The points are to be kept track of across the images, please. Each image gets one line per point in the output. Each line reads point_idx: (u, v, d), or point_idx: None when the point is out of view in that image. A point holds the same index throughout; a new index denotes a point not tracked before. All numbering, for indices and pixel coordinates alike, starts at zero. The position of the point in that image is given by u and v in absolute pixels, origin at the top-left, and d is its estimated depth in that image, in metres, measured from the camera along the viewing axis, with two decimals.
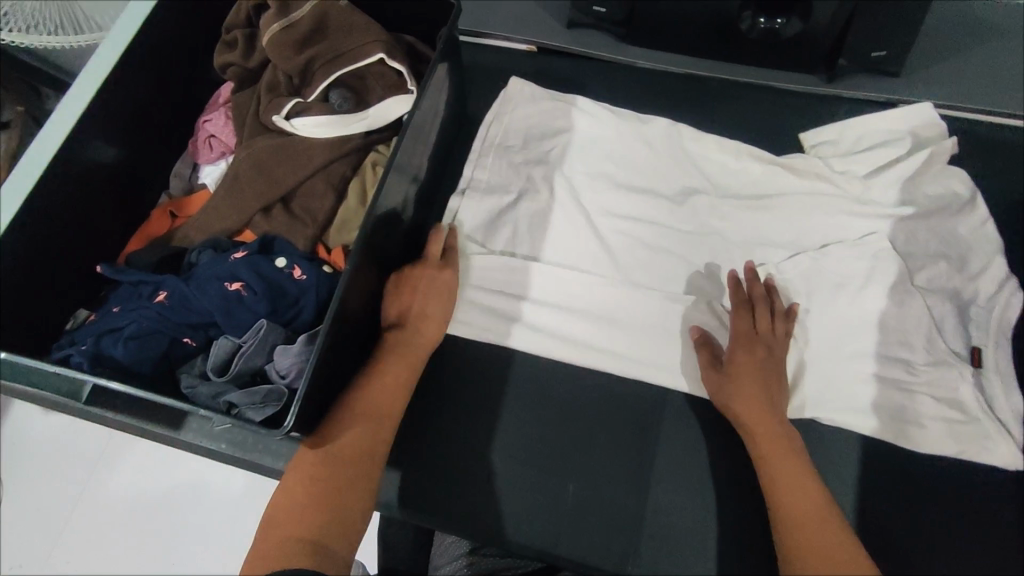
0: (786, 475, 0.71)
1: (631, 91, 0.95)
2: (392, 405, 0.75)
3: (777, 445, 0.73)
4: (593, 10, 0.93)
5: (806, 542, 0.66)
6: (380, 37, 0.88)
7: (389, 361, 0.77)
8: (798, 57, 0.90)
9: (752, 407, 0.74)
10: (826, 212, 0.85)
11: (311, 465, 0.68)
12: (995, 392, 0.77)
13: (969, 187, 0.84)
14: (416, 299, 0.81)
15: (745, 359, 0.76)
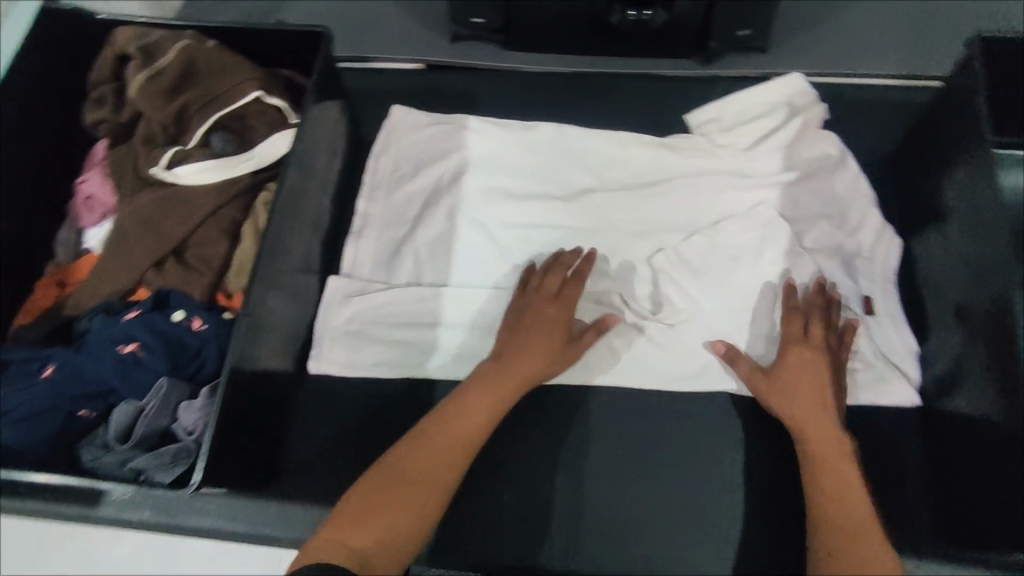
0: (821, 474, 0.69)
1: (518, 99, 1.00)
2: (439, 466, 0.69)
3: (820, 450, 0.71)
4: (472, 21, 0.98)
5: (832, 528, 0.65)
6: (256, 73, 0.77)
7: (481, 393, 0.74)
8: (666, 46, 0.97)
9: (798, 410, 0.72)
10: (713, 189, 0.87)
11: (377, 490, 0.67)
12: (887, 336, 0.79)
13: (837, 147, 0.87)
14: (512, 338, 0.77)
15: (798, 362, 0.74)
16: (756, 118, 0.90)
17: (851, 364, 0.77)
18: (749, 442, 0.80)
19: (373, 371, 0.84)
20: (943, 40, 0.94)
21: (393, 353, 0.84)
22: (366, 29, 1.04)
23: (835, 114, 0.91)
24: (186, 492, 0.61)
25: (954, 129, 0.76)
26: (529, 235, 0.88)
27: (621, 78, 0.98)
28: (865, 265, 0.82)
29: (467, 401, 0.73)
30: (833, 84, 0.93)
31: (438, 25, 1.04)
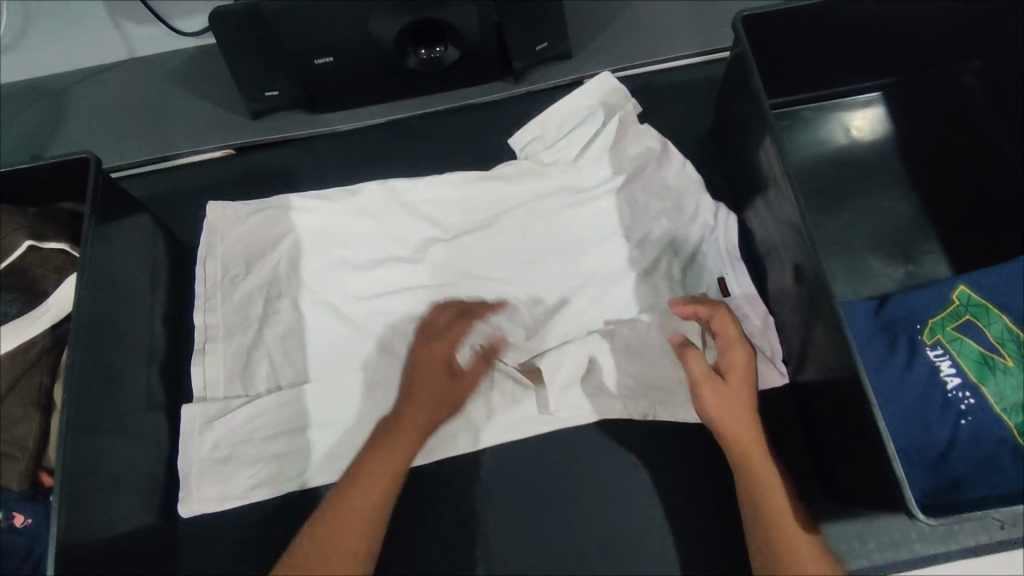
0: (754, 454, 0.67)
1: (334, 164, 0.94)
2: (360, 503, 0.66)
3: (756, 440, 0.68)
4: (266, 95, 0.91)
5: (770, 504, 0.66)
6: (25, 221, 0.70)
7: (408, 411, 0.69)
8: (473, 75, 0.93)
9: (733, 382, 0.69)
10: (552, 211, 0.85)
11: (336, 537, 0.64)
12: (745, 313, 0.79)
13: (659, 139, 0.87)
14: (406, 387, 0.70)
15: (741, 365, 0.69)
16: (578, 125, 0.87)
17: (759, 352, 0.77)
18: (647, 456, 0.80)
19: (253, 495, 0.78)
20: (734, 6, 0.95)
21: (265, 472, 0.78)
22: (161, 123, 0.96)
23: (646, 108, 0.93)
24: None
25: (744, 100, 0.78)
26: (379, 306, 0.83)
27: (438, 116, 0.95)
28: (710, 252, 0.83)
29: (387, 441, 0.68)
30: (640, 76, 0.94)
31: (235, 103, 0.96)
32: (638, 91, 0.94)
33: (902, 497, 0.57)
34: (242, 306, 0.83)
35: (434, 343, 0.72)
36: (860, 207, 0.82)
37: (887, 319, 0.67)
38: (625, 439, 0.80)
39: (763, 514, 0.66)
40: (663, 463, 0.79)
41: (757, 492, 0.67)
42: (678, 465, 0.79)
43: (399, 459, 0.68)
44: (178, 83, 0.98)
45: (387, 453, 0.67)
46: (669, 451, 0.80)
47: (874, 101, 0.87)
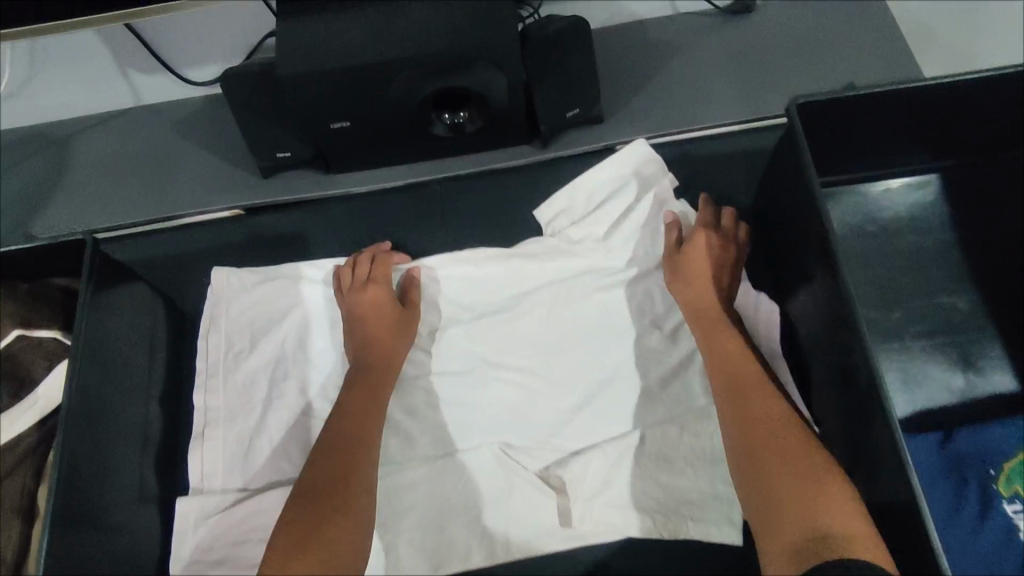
0: (746, 387, 0.66)
1: (349, 230, 0.89)
2: (332, 479, 0.64)
3: (748, 364, 0.68)
4: (278, 155, 0.86)
5: (766, 444, 0.62)
6: (14, 306, 0.66)
7: (348, 403, 0.70)
8: (498, 140, 0.88)
9: (706, 298, 0.73)
10: (579, 295, 0.79)
11: (318, 485, 0.63)
12: None
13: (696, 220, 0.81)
14: (353, 339, 0.75)
15: (709, 252, 0.75)
16: (609, 199, 0.81)
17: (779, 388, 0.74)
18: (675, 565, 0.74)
19: None
20: (777, 72, 0.89)
21: None
22: (167, 179, 0.91)
23: (681, 181, 0.88)
24: None
25: (795, 187, 0.72)
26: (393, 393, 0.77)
27: (460, 181, 0.90)
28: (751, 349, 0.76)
29: (345, 404, 0.70)
30: (676, 145, 0.89)
31: (246, 159, 0.91)
32: (673, 162, 0.88)
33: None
34: (247, 387, 0.78)
35: (363, 293, 0.76)
36: (916, 302, 0.75)
37: (954, 456, 0.70)
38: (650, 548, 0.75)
39: (758, 432, 0.63)
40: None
41: (749, 419, 0.64)
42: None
43: (362, 430, 0.68)
44: (187, 135, 0.93)
45: (343, 429, 0.68)
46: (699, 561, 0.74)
47: (929, 183, 0.79)
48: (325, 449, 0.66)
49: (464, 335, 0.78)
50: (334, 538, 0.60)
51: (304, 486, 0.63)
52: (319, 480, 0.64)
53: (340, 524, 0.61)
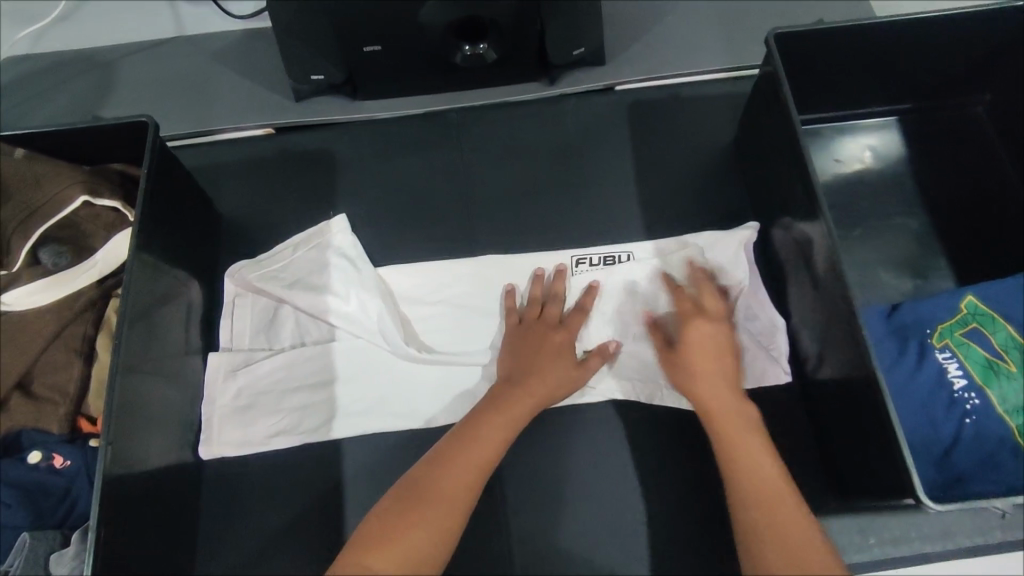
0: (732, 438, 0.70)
1: (369, 150, 0.98)
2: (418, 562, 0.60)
3: (745, 436, 0.70)
4: (312, 78, 0.95)
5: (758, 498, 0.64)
6: (80, 176, 0.71)
7: (446, 479, 0.65)
8: (511, 74, 0.97)
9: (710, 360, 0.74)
10: (578, 217, 0.92)
11: (415, 511, 0.62)
12: (757, 314, 0.82)
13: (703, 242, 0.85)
14: (489, 400, 0.73)
15: (704, 331, 0.76)
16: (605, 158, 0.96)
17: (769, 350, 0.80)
18: (665, 442, 0.81)
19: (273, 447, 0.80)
20: (759, 27, 1.00)
21: (284, 422, 0.81)
22: (204, 101, 0.99)
23: (673, 118, 0.97)
24: None
25: (770, 115, 0.81)
26: (405, 281, 0.87)
27: (473, 111, 0.99)
28: (726, 249, 0.84)
29: (472, 436, 0.69)
30: (668, 87, 0.98)
31: (279, 85, 1.00)
32: (666, 102, 0.98)
33: (910, 484, 0.61)
34: (283, 264, 0.87)
35: (546, 377, 0.75)
36: (876, 223, 0.86)
37: (899, 324, 0.73)
38: (640, 425, 0.82)
39: (743, 483, 0.66)
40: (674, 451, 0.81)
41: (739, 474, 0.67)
42: (690, 454, 0.81)
43: (469, 496, 0.65)
44: (223, 61, 1.02)
45: (447, 487, 0.65)
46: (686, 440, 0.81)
47: (890, 126, 0.91)
48: (426, 480, 0.65)
49: (474, 258, 0.89)
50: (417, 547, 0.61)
51: (389, 543, 0.60)
52: (393, 520, 0.62)
53: (433, 524, 0.62)
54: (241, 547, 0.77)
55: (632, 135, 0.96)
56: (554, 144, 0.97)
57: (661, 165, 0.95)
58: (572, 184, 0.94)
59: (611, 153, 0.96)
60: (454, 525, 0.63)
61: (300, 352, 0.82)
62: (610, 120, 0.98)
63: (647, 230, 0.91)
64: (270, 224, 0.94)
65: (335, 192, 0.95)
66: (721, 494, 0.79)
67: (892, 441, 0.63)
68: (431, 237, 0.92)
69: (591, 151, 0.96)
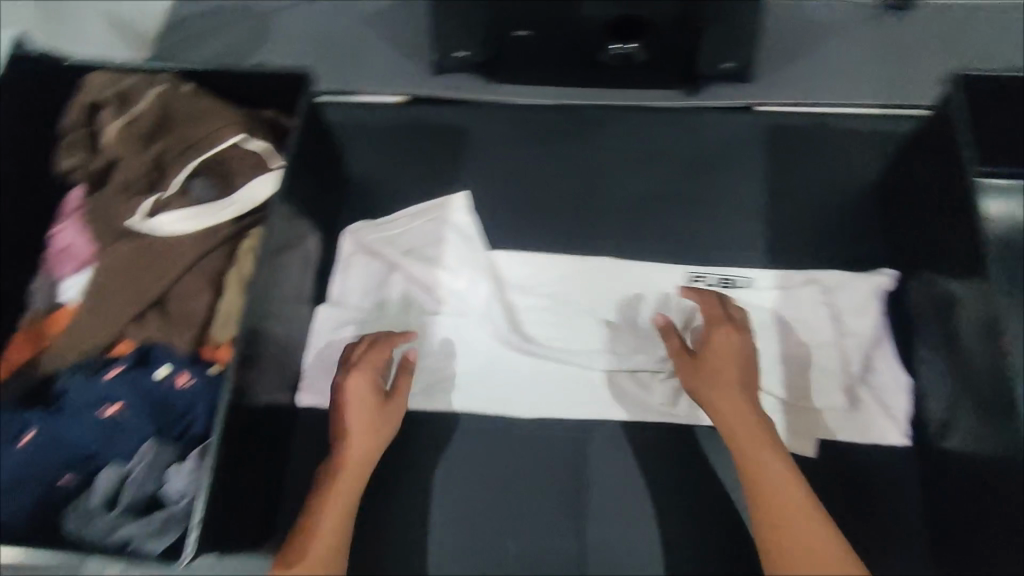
0: (751, 445, 0.68)
1: (498, 133, 0.98)
2: (335, 537, 0.67)
3: (755, 448, 0.67)
4: (455, 54, 0.95)
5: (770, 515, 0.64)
6: (236, 117, 0.75)
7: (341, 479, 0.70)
8: (653, 79, 0.96)
9: (708, 378, 0.72)
10: (698, 233, 0.90)
11: (338, 503, 0.69)
12: (877, 366, 0.79)
13: (829, 281, 0.82)
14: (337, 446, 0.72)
15: (722, 339, 0.73)
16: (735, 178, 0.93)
17: (886, 408, 0.77)
18: None
19: None
20: (919, 69, 0.95)
21: None
22: (349, 64, 1.02)
23: (814, 147, 0.93)
24: (182, 561, 0.56)
25: (935, 166, 0.77)
26: (514, 269, 0.87)
27: (608, 111, 0.98)
28: (851, 293, 0.81)
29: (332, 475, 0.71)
30: (817, 115, 0.94)
31: (421, 59, 1.02)
32: (813, 129, 0.94)
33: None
34: (403, 233, 0.90)
35: (371, 431, 0.72)
36: (1020, 295, 0.81)
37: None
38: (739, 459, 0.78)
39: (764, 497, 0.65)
40: None
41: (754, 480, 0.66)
42: None
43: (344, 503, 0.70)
44: (371, 28, 1.04)
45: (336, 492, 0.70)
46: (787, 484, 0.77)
47: None
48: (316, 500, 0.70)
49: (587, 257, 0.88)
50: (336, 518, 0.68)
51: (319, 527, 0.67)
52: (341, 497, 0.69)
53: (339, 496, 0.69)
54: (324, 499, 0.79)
55: (770, 160, 0.93)
56: (688, 156, 0.94)
57: (794, 195, 0.91)
58: (698, 200, 0.92)
59: (743, 175, 0.93)
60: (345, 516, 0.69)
61: (407, 321, 0.84)
62: (749, 141, 0.94)
63: (769, 259, 0.87)
64: (392, 190, 0.96)
65: (460, 170, 0.96)
66: None
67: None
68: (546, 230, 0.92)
69: (723, 168, 0.93)
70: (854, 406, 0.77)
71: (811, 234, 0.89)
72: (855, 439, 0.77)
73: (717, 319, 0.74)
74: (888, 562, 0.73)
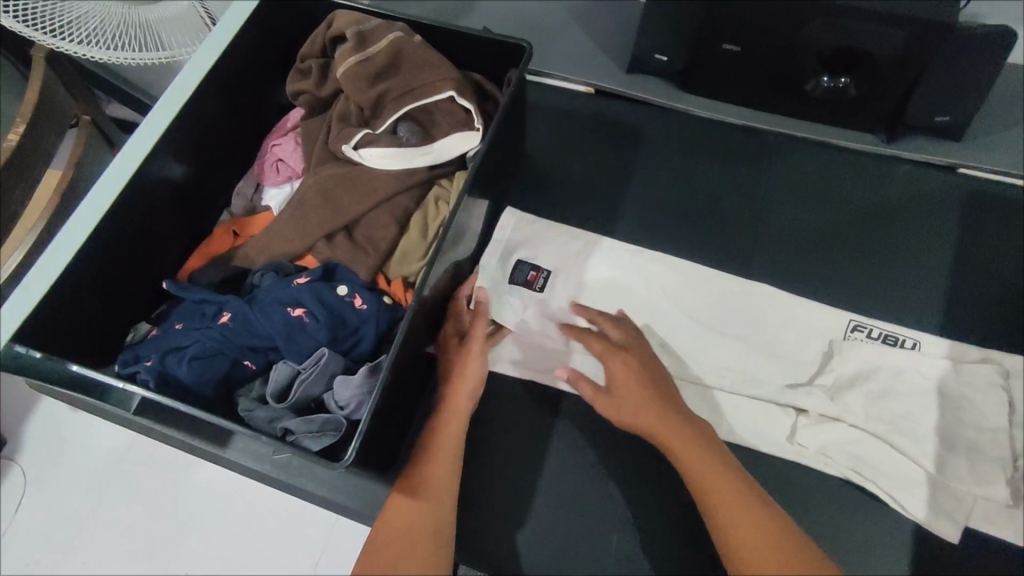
0: (688, 458, 0.68)
1: (678, 140, 0.98)
2: (444, 479, 0.69)
3: (700, 445, 0.68)
4: (655, 57, 0.97)
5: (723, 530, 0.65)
6: (454, 74, 0.78)
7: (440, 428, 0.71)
8: (852, 116, 0.93)
9: (642, 409, 0.71)
10: (864, 281, 0.86)
11: (441, 451, 0.70)
12: None
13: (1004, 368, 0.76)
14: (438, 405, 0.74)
15: (620, 370, 0.73)
16: (916, 234, 0.88)
17: None
18: (895, 550, 0.73)
19: (499, 370, 0.83)
20: None
21: (517, 354, 0.83)
22: (547, 45, 1.05)
23: (1009, 220, 0.88)
24: (333, 467, 0.57)
25: None
26: (667, 278, 0.86)
27: (795, 140, 0.96)
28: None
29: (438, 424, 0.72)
30: (1015, 189, 0.89)
31: (617, 54, 1.04)
32: (1009, 203, 0.89)
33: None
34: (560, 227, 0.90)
35: (463, 377, 0.73)
36: None
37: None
38: (871, 519, 0.74)
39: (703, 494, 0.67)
40: (901, 563, 0.72)
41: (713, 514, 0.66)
42: (918, 575, 0.72)
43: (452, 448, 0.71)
44: (574, 16, 1.07)
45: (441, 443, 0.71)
46: (920, 560, 0.72)
47: None
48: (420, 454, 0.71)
49: (743, 278, 0.87)
50: (438, 469, 0.69)
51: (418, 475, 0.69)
52: (442, 446, 0.71)
53: (437, 449, 0.70)
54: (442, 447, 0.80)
55: (959, 224, 0.88)
56: (869, 202, 0.91)
57: (980, 267, 0.86)
58: (873, 247, 0.88)
59: (927, 235, 0.88)
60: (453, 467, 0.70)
61: (558, 301, 0.85)
62: (939, 199, 0.90)
63: (939, 325, 0.83)
64: (563, 173, 0.98)
65: (633, 167, 0.97)
66: None
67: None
68: (709, 242, 0.91)
69: (906, 221, 0.89)
70: (1015, 503, 0.72)
71: (990, 310, 0.83)
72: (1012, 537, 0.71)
73: (611, 346, 0.76)
74: None
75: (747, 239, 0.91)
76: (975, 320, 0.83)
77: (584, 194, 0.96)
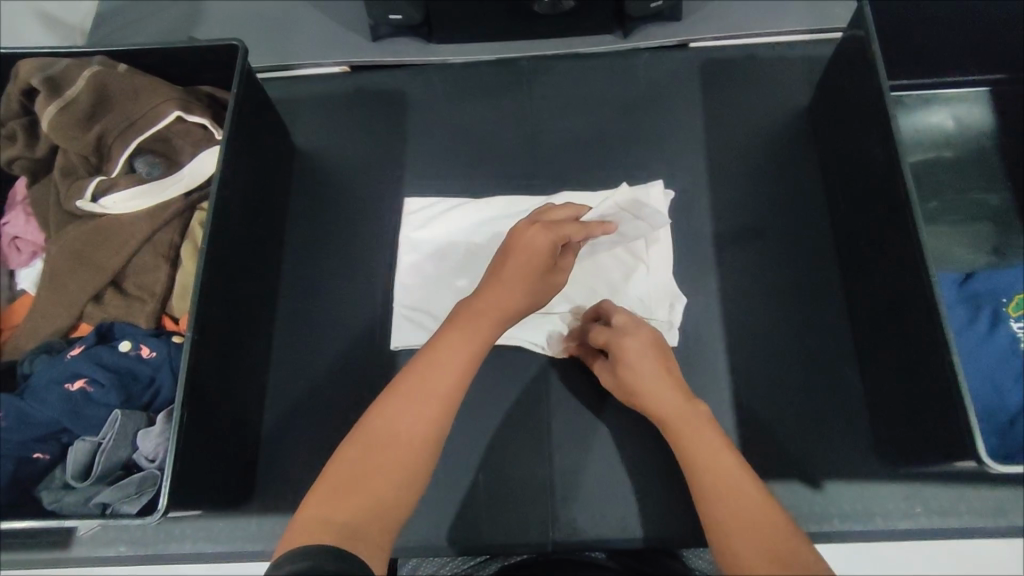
0: (689, 434, 0.58)
1: (442, 89, 0.98)
2: (407, 452, 0.54)
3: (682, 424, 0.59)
4: (391, 18, 0.96)
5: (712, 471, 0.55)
6: (172, 93, 0.74)
7: (446, 337, 0.59)
8: (587, 22, 0.97)
9: (649, 376, 0.62)
10: (641, 170, 0.92)
11: (410, 393, 0.56)
12: (806, 282, 0.83)
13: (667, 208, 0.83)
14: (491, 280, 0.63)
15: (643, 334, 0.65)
16: (673, 112, 0.94)
17: (817, 315, 0.81)
18: (724, 394, 0.78)
19: (328, 367, 0.82)
20: None
21: (333, 360, 0.82)
22: (285, 37, 1.00)
23: (747, 77, 0.95)
24: (155, 517, 0.58)
25: (851, 81, 0.78)
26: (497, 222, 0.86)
27: (546, 60, 0.99)
28: (762, 222, 0.87)
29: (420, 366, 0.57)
30: (746, 46, 0.97)
31: (358, 24, 1.01)
32: (742, 61, 0.96)
33: (972, 440, 0.61)
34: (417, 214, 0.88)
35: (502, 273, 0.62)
36: (954, 197, 0.83)
37: (970, 293, 0.76)
38: (694, 376, 0.79)
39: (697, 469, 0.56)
40: (727, 400, 0.78)
41: (712, 502, 0.53)
42: (745, 408, 0.78)
43: (451, 394, 0.57)
44: None
45: (405, 398, 0.55)
46: (745, 396, 0.78)
47: (967, 95, 0.88)
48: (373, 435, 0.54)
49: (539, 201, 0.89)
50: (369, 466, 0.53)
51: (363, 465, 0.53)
52: (380, 429, 0.55)
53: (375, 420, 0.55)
54: (290, 462, 0.78)
55: (705, 93, 0.95)
56: (625, 96, 0.96)
57: (733, 125, 0.93)
58: (640, 135, 0.94)
59: (683, 111, 0.94)
60: (429, 439, 0.55)
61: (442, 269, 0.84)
62: (683, 76, 0.96)
63: (711, 186, 0.90)
64: (339, 154, 0.95)
65: (407, 133, 0.96)
66: (777, 447, 0.76)
67: (956, 390, 0.62)
68: (496, 177, 0.92)
69: (662, 103, 0.95)
70: (776, 313, 0.82)
71: (752, 161, 0.91)
72: (788, 331, 0.81)
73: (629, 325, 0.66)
74: (842, 455, 0.75)
75: (531, 163, 0.93)
76: (741, 173, 0.90)
77: (366, 171, 0.93)
